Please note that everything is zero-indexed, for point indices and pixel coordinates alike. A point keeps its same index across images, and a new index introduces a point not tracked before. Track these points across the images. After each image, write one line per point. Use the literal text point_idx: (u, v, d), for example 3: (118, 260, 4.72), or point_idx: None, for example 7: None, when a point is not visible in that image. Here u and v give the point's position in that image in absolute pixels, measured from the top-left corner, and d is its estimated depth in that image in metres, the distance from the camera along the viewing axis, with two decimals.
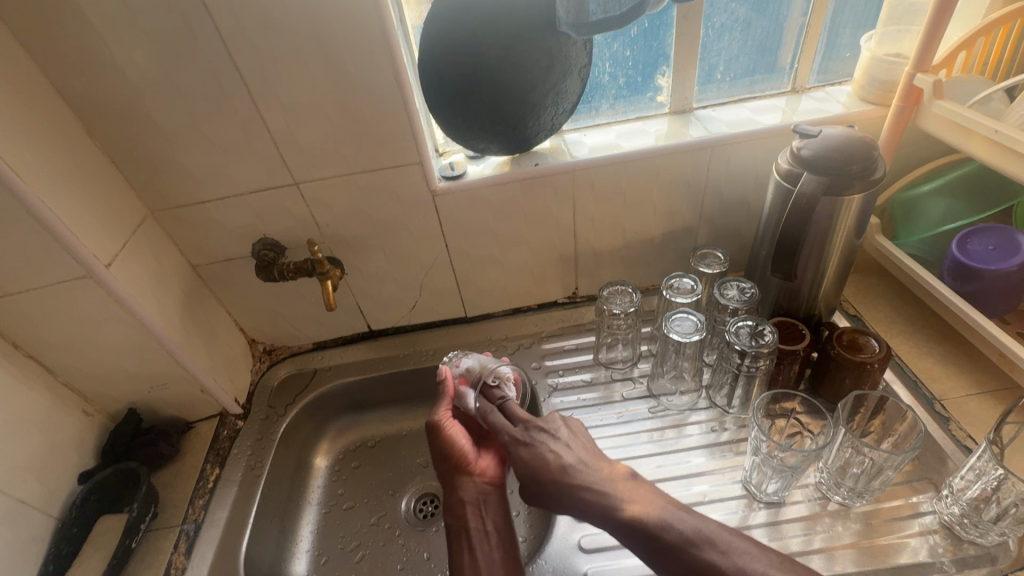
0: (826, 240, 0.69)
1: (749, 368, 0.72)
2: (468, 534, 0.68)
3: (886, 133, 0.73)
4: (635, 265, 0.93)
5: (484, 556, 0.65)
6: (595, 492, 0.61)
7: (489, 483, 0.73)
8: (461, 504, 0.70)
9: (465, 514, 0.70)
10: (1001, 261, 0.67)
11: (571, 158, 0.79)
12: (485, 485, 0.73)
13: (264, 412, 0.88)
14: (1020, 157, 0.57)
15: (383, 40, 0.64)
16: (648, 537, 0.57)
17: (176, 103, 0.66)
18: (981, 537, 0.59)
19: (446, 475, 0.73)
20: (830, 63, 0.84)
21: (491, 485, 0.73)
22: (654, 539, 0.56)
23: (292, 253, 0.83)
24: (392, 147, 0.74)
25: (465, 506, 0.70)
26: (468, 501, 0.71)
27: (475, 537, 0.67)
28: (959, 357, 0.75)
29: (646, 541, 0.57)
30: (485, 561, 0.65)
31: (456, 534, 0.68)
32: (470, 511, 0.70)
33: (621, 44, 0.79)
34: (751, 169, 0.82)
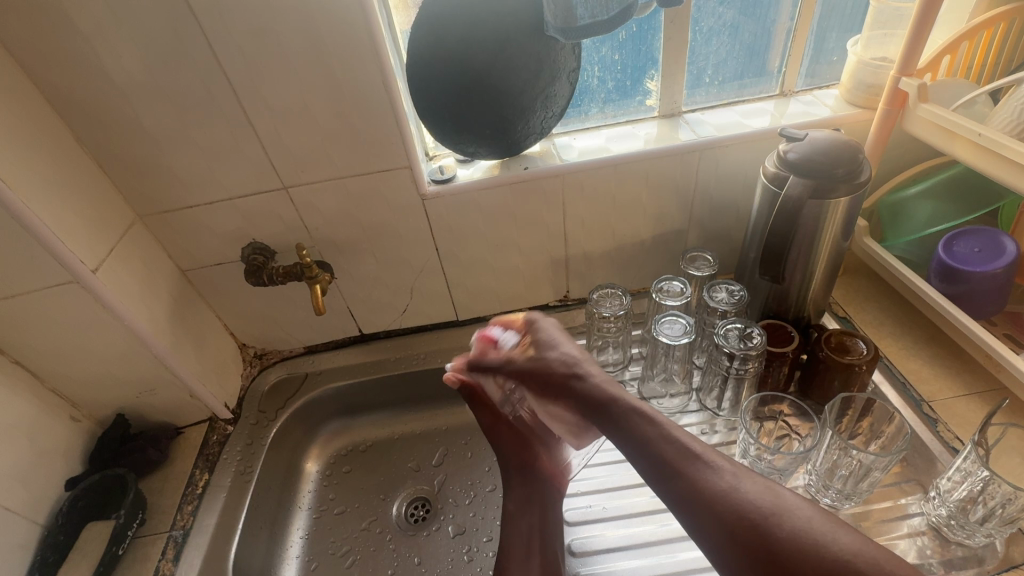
0: (814, 242, 0.69)
1: (738, 370, 0.72)
2: (517, 533, 0.68)
3: (873, 136, 0.73)
4: (625, 268, 0.93)
5: (532, 557, 0.66)
6: (564, 372, 0.61)
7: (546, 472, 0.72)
8: (513, 496, 0.71)
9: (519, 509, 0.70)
10: (987, 263, 0.68)
11: (560, 161, 0.80)
12: (539, 477, 0.72)
13: (255, 417, 0.88)
14: (1004, 161, 0.58)
15: (371, 44, 0.64)
16: (606, 412, 0.55)
17: (163, 108, 0.66)
18: (968, 538, 0.60)
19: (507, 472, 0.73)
20: (817, 66, 0.85)
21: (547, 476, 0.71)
22: (616, 409, 0.55)
23: (281, 258, 0.83)
24: (381, 151, 0.74)
25: (519, 498, 0.71)
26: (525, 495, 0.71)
27: (526, 530, 0.68)
28: (946, 358, 0.75)
29: (607, 414, 0.55)
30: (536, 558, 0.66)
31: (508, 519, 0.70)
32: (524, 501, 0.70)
33: (609, 48, 0.79)
34: (740, 172, 0.82)
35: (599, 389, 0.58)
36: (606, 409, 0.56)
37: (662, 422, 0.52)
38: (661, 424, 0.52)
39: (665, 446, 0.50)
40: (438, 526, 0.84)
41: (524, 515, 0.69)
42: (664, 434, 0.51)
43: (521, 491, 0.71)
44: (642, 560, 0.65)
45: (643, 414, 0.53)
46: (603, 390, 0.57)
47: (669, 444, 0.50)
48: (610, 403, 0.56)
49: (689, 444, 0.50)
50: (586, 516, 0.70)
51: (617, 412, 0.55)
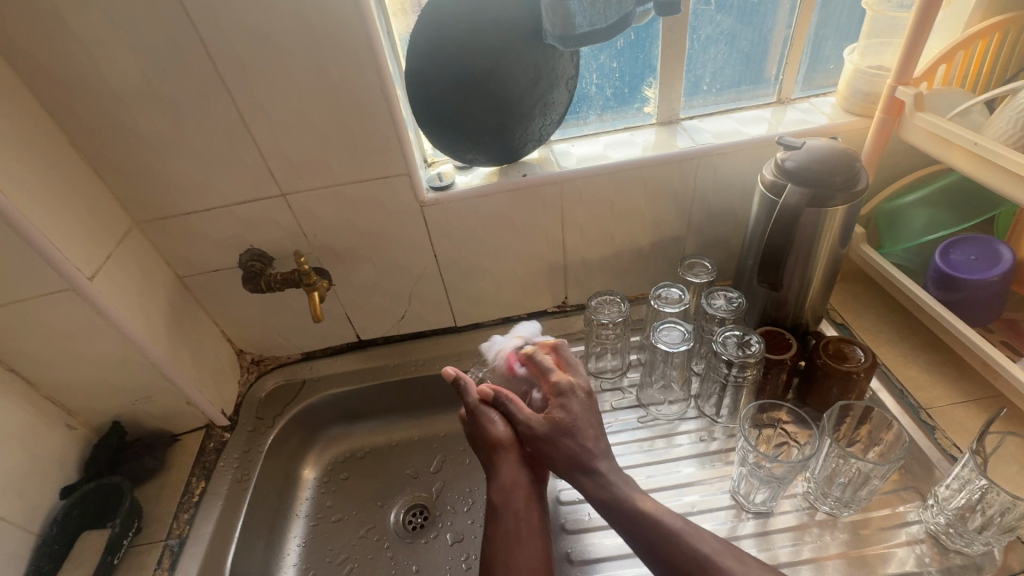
0: (811, 250, 0.69)
1: (736, 377, 0.72)
2: (512, 524, 0.63)
3: (870, 144, 0.74)
4: (624, 275, 0.93)
5: (530, 553, 0.61)
6: (569, 460, 0.63)
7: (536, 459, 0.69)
8: (505, 485, 0.66)
9: (513, 493, 0.65)
10: (983, 271, 0.68)
11: (559, 168, 0.80)
12: (532, 464, 0.68)
13: (252, 424, 0.87)
14: (1000, 170, 0.58)
15: (370, 53, 0.65)
16: (617, 511, 0.59)
17: (162, 115, 0.66)
18: (966, 546, 0.60)
19: (488, 456, 0.68)
20: (814, 74, 0.86)
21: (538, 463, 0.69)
22: (629, 512, 0.58)
23: (279, 264, 0.82)
24: (379, 158, 0.74)
25: (511, 487, 0.66)
26: (517, 480, 0.66)
27: (521, 524, 0.63)
28: (943, 365, 0.76)
29: (618, 515, 0.58)
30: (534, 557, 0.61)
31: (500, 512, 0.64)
32: (518, 490, 0.66)
33: (608, 56, 0.79)
34: (738, 179, 0.82)
35: (605, 487, 0.60)
36: (615, 515, 0.59)
37: (678, 529, 0.56)
38: (670, 522, 0.57)
39: (676, 553, 0.54)
40: (436, 533, 0.84)
41: (521, 506, 0.65)
42: (672, 536, 0.55)
43: (515, 474, 0.66)
44: (642, 568, 0.65)
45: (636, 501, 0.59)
46: (608, 485, 0.61)
47: (682, 556, 0.54)
48: (620, 509, 0.59)
49: (697, 545, 0.54)
50: (585, 524, 0.70)
51: (628, 515, 0.58)
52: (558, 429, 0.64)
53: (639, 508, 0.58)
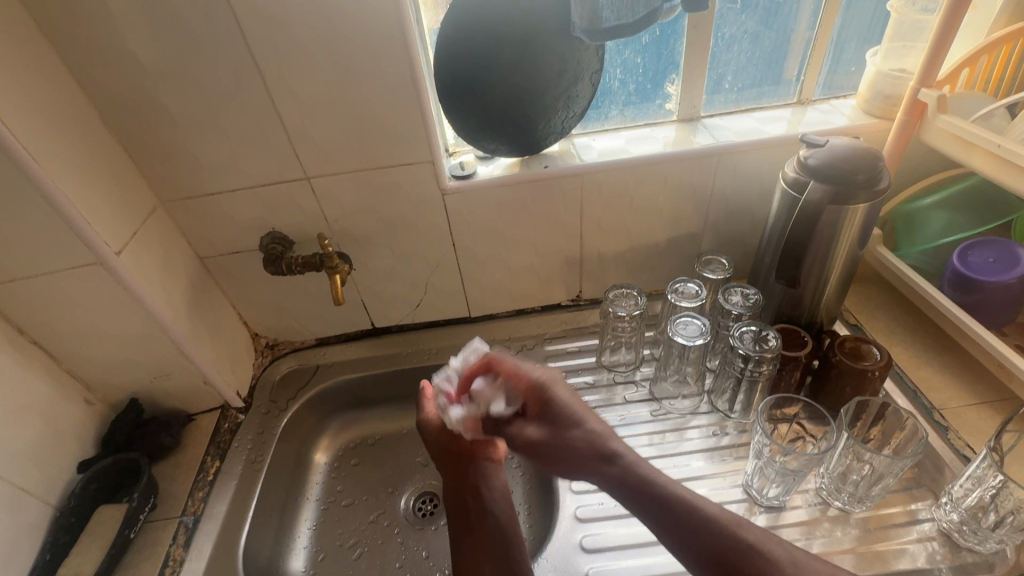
0: (830, 248, 0.70)
1: (752, 373, 0.73)
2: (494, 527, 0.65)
3: (890, 144, 0.74)
4: (639, 270, 0.94)
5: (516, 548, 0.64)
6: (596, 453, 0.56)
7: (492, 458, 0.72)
8: (474, 488, 0.69)
9: (467, 490, 0.69)
10: (1001, 274, 0.68)
11: (580, 161, 0.80)
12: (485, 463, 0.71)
13: (265, 407, 0.88)
14: (1022, 172, 0.59)
15: (401, 41, 0.65)
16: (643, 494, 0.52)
17: (193, 95, 0.66)
18: (979, 544, 0.60)
19: (438, 459, 0.72)
20: (836, 77, 0.86)
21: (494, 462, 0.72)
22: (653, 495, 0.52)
23: (299, 248, 0.83)
24: (403, 145, 0.74)
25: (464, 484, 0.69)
26: (467, 481, 0.69)
27: (498, 525, 0.66)
28: (956, 368, 0.76)
29: (638, 496, 0.52)
30: (487, 543, 0.64)
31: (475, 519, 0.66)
32: (470, 487, 0.69)
33: (632, 51, 0.80)
34: (758, 177, 0.83)
35: (627, 475, 0.53)
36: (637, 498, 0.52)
37: (712, 514, 0.49)
38: (704, 504, 0.50)
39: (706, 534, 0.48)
40: (446, 520, 0.84)
41: (474, 500, 0.68)
42: (714, 521, 0.49)
43: (467, 472, 0.70)
44: (654, 556, 0.66)
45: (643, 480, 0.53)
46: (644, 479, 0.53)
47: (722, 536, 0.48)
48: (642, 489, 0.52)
49: (745, 535, 0.48)
50: (597, 513, 0.71)
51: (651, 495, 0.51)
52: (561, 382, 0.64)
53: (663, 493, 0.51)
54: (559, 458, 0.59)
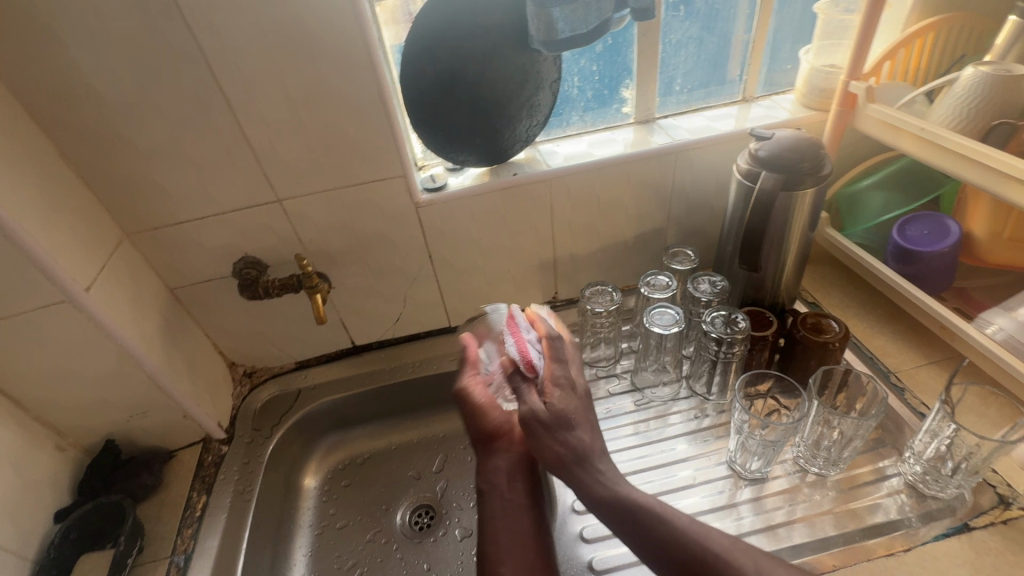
0: (785, 232, 0.75)
1: (725, 354, 0.77)
2: (497, 509, 0.68)
3: (828, 134, 0.81)
4: (611, 268, 0.97)
5: (512, 530, 0.65)
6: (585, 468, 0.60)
7: (523, 450, 0.73)
8: (495, 472, 0.71)
9: (499, 480, 0.71)
10: (935, 244, 0.75)
11: (547, 166, 0.83)
12: (517, 452, 0.73)
13: (249, 436, 0.86)
14: (943, 151, 0.66)
15: (368, 60, 0.67)
16: (630, 521, 0.56)
17: (157, 123, 0.66)
18: (941, 491, 0.65)
19: (479, 446, 0.75)
20: (774, 74, 0.93)
21: (525, 455, 0.73)
22: (641, 519, 0.55)
23: (273, 271, 0.82)
24: (375, 161, 0.75)
25: (499, 473, 0.71)
26: (502, 469, 0.71)
27: (507, 504, 0.68)
28: (906, 333, 0.83)
29: (633, 528, 0.55)
30: (515, 536, 0.65)
31: (487, 497, 0.70)
32: (505, 477, 0.71)
33: (588, 60, 0.84)
34: (714, 171, 0.88)
35: (612, 489, 0.58)
36: (615, 517, 0.57)
37: (683, 527, 0.54)
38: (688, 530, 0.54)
39: (678, 550, 0.53)
40: (444, 531, 0.85)
41: (505, 492, 0.70)
42: (676, 538, 0.53)
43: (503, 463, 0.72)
44: None
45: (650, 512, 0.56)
46: (638, 501, 0.57)
47: (695, 549, 0.53)
48: (624, 510, 0.57)
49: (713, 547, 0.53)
50: None
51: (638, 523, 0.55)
52: (559, 420, 0.62)
53: (643, 507, 0.56)
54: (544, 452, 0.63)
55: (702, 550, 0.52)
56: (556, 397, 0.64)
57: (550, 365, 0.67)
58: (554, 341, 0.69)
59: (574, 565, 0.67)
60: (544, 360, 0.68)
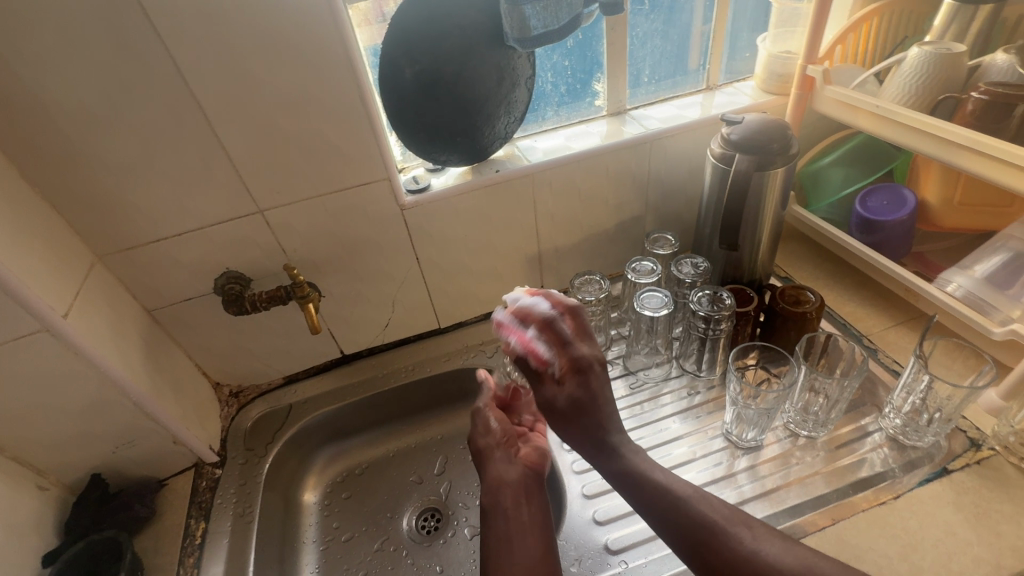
0: (760, 211, 0.79)
1: (713, 331, 0.80)
2: (503, 527, 0.64)
3: (791, 116, 0.85)
4: (594, 258, 1.00)
5: (520, 551, 0.61)
6: (599, 432, 0.60)
7: (530, 466, 0.72)
8: (498, 485, 0.68)
9: (501, 493, 0.67)
10: (894, 212, 0.80)
11: (528, 162, 0.85)
12: (520, 466, 0.71)
13: (242, 456, 0.84)
14: (898, 127, 0.70)
15: (347, 63, 0.66)
16: (639, 486, 0.56)
17: (128, 138, 0.63)
18: (919, 440, 0.70)
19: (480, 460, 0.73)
20: (734, 62, 0.97)
21: (532, 471, 0.71)
22: (644, 487, 0.55)
23: (257, 284, 0.80)
24: (358, 166, 0.75)
25: (503, 486, 0.68)
26: (504, 478, 0.69)
27: (513, 524, 0.64)
28: (873, 298, 0.88)
29: (640, 492, 0.55)
30: (524, 560, 0.60)
31: (490, 513, 0.66)
32: (511, 488, 0.68)
33: (560, 55, 0.85)
34: (686, 158, 0.92)
35: (622, 457, 0.58)
36: (631, 487, 0.56)
37: (693, 496, 0.54)
38: (702, 501, 0.53)
39: (693, 520, 0.52)
40: (453, 531, 0.85)
41: (511, 510, 0.66)
42: (691, 506, 0.53)
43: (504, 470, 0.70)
44: None
45: (660, 479, 0.55)
46: (651, 472, 0.56)
47: (703, 517, 0.52)
48: (637, 480, 0.56)
49: (722, 515, 0.52)
50: (602, 487, 0.74)
51: (641, 482, 0.56)
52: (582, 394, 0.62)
53: (657, 480, 0.55)
54: (559, 420, 0.63)
55: (716, 521, 0.51)
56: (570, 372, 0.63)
57: (559, 336, 0.66)
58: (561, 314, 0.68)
59: (590, 548, 0.68)
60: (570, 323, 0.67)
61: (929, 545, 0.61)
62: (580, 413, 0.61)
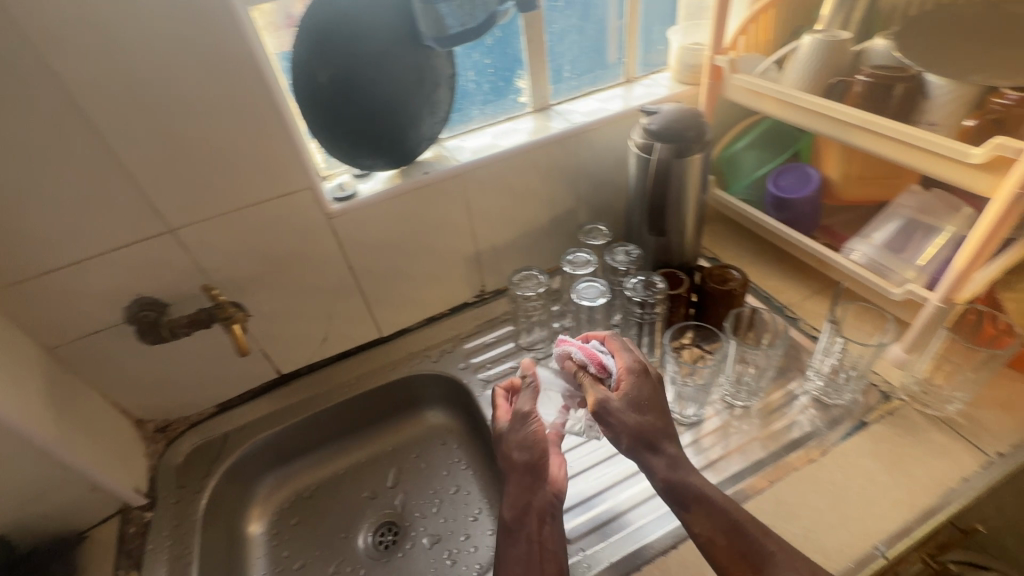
0: (683, 196, 0.82)
1: (649, 315, 0.83)
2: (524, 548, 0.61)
3: (704, 105, 0.90)
4: (532, 253, 1.00)
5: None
6: (658, 447, 0.57)
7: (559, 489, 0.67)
8: (524, 509, 0.64)
9: (525, 515, 0.64)
10: (802, 190, 0.86)
11: (456, 162, 0.84)
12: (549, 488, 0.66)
13: (175, 495, 0.78)
14: (798, 110, 0.76)
15: (253, 68, 0.62)
16: (688, 501, 0.55)
17: (5, 160, 0.57)
18: (840, 398, 0.76)
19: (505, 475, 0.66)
20: (649, 55, 1.01)
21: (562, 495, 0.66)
22: (701, 505, 0.54)
23: (175, 309, 0.74)
24: (276, 176, 0.71)
25: (528, 507, 0.64)
26: (534, 502, 0.64)
27: (536, 546, 0.62)
28: (792, 271, 0.95)
29: (693, 508, 0.54)
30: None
31: (512, 534, 0.63)
32: (533, 512, 0.64)
33: (480, 53, 0.86)
34: (612, 149, 0.94)
35: (676, 473, 0.56)
36: (683, 501, 0.55)
37: (733, 515, 0.54)
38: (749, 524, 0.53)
39: (737, 538, 0.52)
40: (412, 543, 0.82)
41: (536, 531, 0.63)
42: (737, 525, 0.53)
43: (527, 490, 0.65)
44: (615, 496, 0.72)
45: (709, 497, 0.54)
46: (707, 490, 0.55)
47: (745, 536, 0.52)
48: (693, 495, 0.55)
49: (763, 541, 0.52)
50: None
51: (698, 500, 0.54)
52: (634, 406, 0.60)
53: (708, 496, 0.54)
54: (622, 433, 0.58)
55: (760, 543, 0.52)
56: (635, 385, 0.61)
57: (620, 356, 0.65)
58: (615, 337, 0.68)
59: None
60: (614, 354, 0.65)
61: (853, 494, 0.66)
62: (605, 417, 0.60)
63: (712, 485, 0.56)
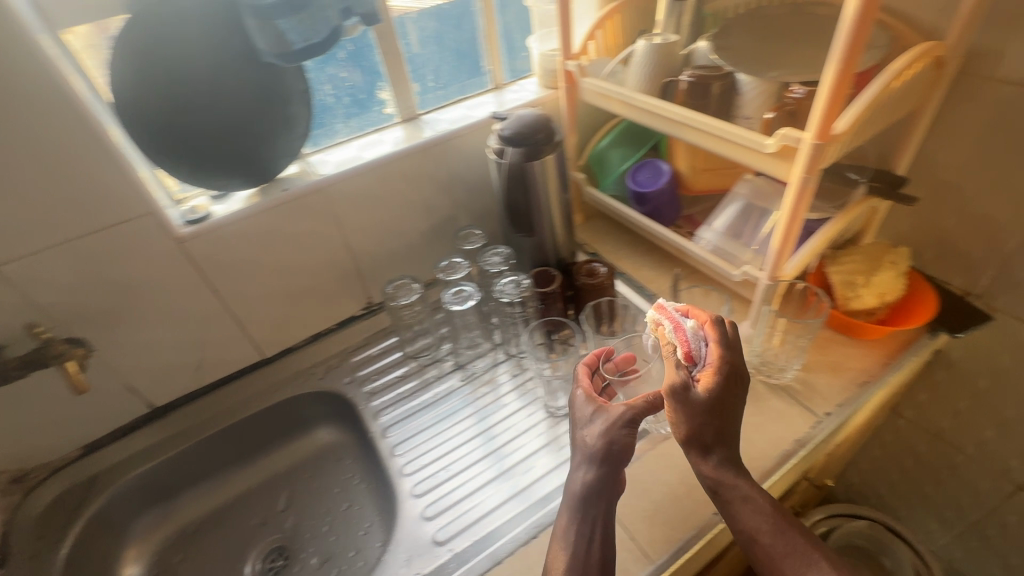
0: (545, 197, 0.85)
1: (521, 312, 0.88)
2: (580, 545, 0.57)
3: (565, 108, 0.94)
4: (416, 261, 1.01)
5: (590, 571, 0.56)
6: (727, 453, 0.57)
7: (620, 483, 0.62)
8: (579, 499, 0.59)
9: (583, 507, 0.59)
10: (654, 184, 0.91)
11: (316, 177, 0.83)
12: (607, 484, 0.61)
13: (32, 548, 0.74)
14: (639, 111, 0.80)
15: (65, 98, 0.61)
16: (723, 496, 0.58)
17: None
18: None
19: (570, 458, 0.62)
20: (515, 62, 1.04)
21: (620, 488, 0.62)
22: (734, 509, 0.58)
23: (12, 351, 0.70)
24: (111, 202, 0.69)
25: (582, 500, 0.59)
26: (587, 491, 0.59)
27: (588, 538, 0.58)
28: (663, 260, 1.00)
29: (743, 508, 0.58)
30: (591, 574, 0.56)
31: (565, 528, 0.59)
32: (592, 503, 0.59)
33: (334, 67, 0.85)
34: (482, 154, 0.96)
35: (731, 478, 0.58)
36: (733, 499, 0.58)
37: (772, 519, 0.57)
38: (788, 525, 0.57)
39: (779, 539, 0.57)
40: (300, 566, 0.81)
41: (590, 525, 0.58)
42: (771, 529, 0.57)
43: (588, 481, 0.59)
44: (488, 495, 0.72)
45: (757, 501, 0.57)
46: (755, 498, 0.57)
47: (784, 538, 0.57)
48: (745, 495, 0.57)
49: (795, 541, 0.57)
50: (431, 483, 0.75)
51: (746, 499, 0.57)
52: (714, 410, 0.55)
53: (757, 504, 0.57)
54: (694, 434, 0.56)
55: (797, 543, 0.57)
56: (720, 390, 0.55)
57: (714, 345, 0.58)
58: (717, 322, 0.59)
59: (418, 546, 0.69)
60: (710, 340, 0.58)
61: None
62: (692, 413, 0.55)
63: (759, 483, 0.59)
